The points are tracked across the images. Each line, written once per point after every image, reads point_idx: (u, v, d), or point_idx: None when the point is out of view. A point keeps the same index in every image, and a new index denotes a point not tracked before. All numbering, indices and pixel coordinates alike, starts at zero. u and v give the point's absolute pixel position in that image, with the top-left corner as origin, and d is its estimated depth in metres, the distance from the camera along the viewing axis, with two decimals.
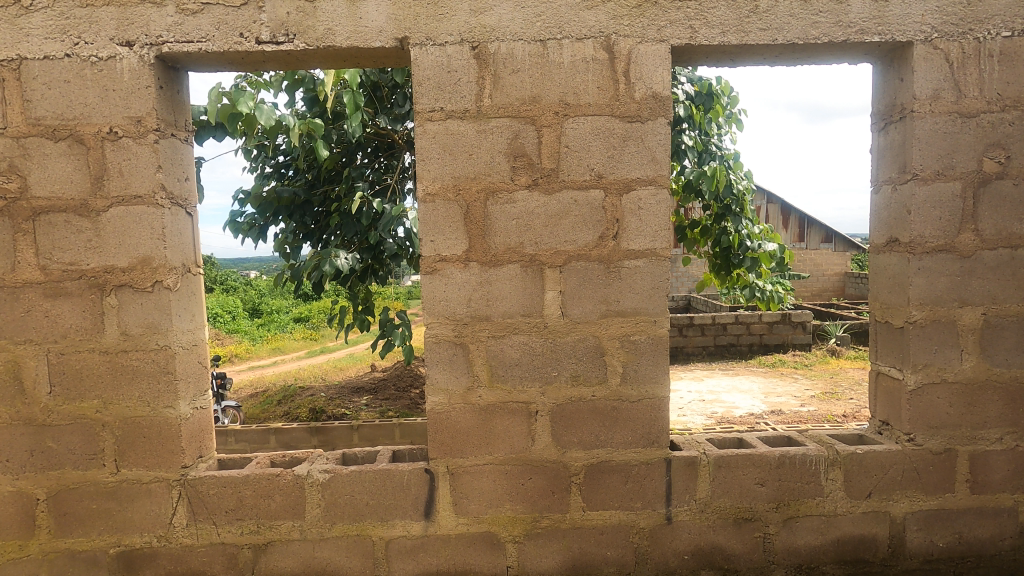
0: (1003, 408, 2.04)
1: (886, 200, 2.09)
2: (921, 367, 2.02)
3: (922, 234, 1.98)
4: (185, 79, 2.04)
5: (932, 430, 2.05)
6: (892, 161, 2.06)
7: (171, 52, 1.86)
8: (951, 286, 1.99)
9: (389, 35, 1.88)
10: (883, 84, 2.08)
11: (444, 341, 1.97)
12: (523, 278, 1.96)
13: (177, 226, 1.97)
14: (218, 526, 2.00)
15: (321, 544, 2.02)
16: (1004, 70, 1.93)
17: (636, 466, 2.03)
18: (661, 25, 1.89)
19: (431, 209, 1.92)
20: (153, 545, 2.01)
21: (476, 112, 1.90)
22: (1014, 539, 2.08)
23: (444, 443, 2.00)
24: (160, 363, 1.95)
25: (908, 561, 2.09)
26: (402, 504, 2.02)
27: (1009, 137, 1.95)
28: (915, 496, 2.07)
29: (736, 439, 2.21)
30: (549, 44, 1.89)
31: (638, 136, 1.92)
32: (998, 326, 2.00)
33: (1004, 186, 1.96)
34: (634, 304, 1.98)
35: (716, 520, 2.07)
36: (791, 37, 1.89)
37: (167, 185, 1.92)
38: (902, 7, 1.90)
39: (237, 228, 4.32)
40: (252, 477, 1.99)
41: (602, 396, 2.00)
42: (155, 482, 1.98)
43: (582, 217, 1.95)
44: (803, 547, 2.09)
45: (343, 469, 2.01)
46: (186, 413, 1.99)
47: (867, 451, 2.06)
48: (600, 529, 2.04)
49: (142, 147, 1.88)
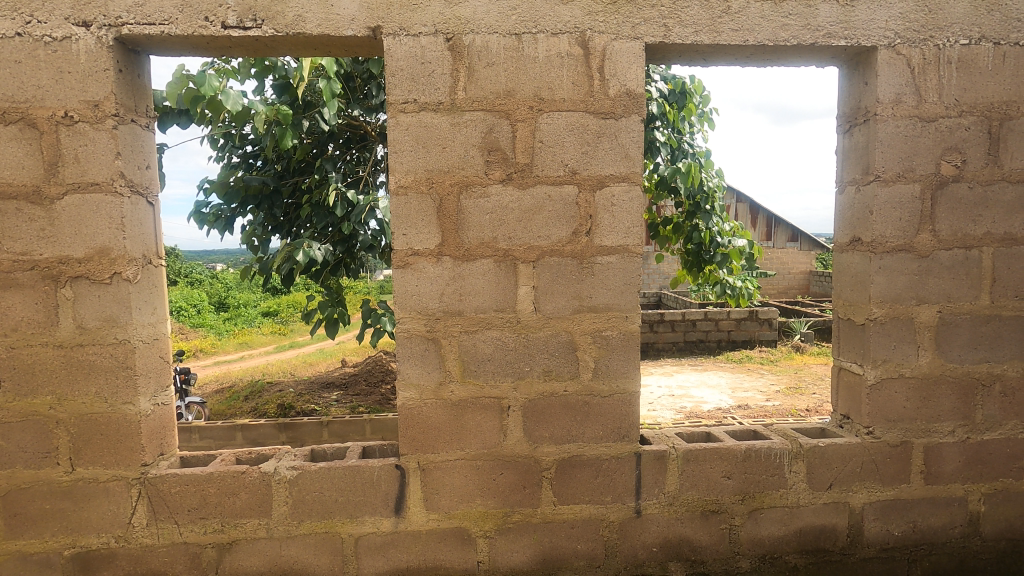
0: (955, 402, 2.12)
1: (849, 201, 2.15)
2: (880, 362, 2.09)
3: (883, 234, 2.04)
4: (145, 63, 1.96)
5: (889, 423, 2.12)
6: (855, 162, 2.12)
7: (131, 34, 1.79)
8: (910, 285, 2.06)
9: (361, 24, 1.84)
10: (848, 86, 2.14)
11: (416, 336, 1.96)
12: (496, 273, 1.95)
13: (137, 216, 1.90)
14: (180, 525, 1.95)
15: (288, 543, 1.99)
16: (961, 77, 2.00)
17: (606, 460, 2.05)
18: (636, 23, 1.89)
19: (402, 203, 1.90)
20: (111, 545, 1.94)
21: (450, 104, 1.88)
22: (964, 527, 2.18)
23: (415, 439, 1.99)
24: (119, 358, 1.88)
25: (866, 549, 2.17)
26: (372, 501, 1.99)
27: (965, 142, 2.02)
28: (873, 487, 2.14)
29: (705, 433, 2.25)
30: (524, 37, 1.87)
31: (612, 133, 1.93)
32: (953, 323, 2.08)
33: (960, 188, 2.04)
34: (607, 300, 1.99)
35: (685, 512, 2.10)
36: (761, 38, 1.92)
37: (127, 172, 1.85)
38: (868, 12, 1.95)
39: (202, 219, 4.19)
40: (216, 474, 1.94)
41: (574, 390, 2.01)
42: (113, 481, 1.91)
43: (555, 213, 1.95)
44: (767, 538, 2.14)
45: (312, 466, 1.97)
46: (146, 409, 1.92)
47: (829, 445, 2.12)
48: (570, 524, 2.06)
49: (100, 133, 1.80)
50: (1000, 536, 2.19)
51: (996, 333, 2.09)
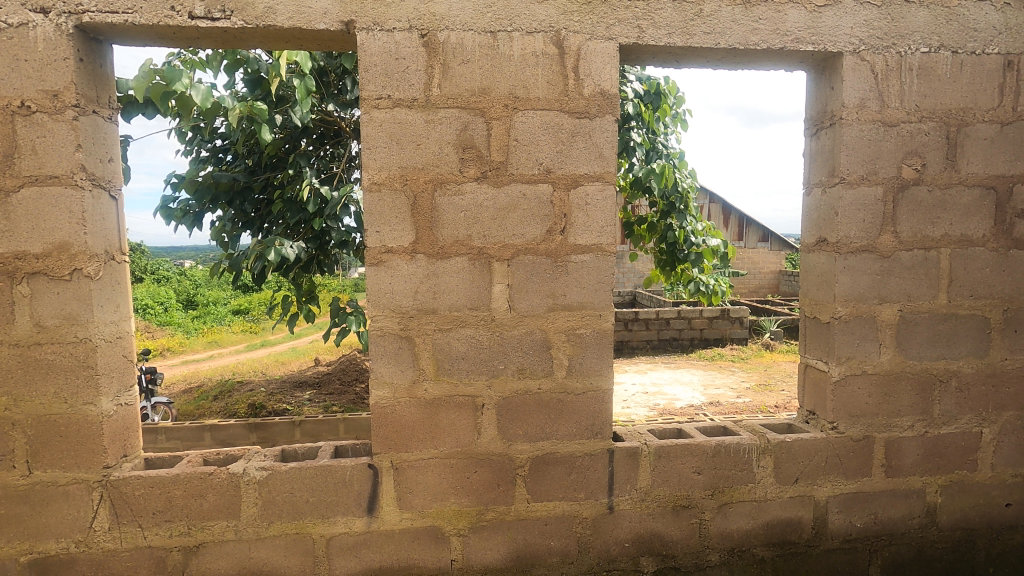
0: (915, 398, 2.20)
1: (816, 202, 2.21)
2: (844, 359, 2.15)
3: (848, 235, 2.10)
4: (108, 52, 1.89)
5: (852, 418, 2.19)
6: (822, 165, 2.17)
7: (92, 22, 1.73)
8: (872, 284, 2.13)
9: (334, 18, 1.81)
10: (815, 90, 2.20)
11: (389, 335, 1.94)
12: (470, 271, 1.95)
13: (99, 210, 1.83)
14: (145, 528, 1.90)
15: (258, 544, 1.95)
16: (921, 84, 2.07)
17: (580, 457, 2.06)
18: (610, 23, 1.91)
19: (376, 199, 1.88)
20: (71, 551, 1.88)
21: (425, 100, 1.87)
22: (922, 518, 2.26)
23: (388, 438, 1.98)
24: (79, 357, 1.81)
25: (830, 541, 2.23)
26: (344, 501, 1.97)
27: (925, 146, 2.09)
28: (837, 481, 2.21)
29: (676, 430, 2.28)
30: (500, 35, 1.87)
31: (586, 132, 1.94)
32: (912, 322, 2.16)
33: (920, 192, 2.11)
34: (581, 298, 2.00)
35: (656, 508, 2.13)
36: (732, 41, 1.95)
37: (88, 165, 1.78)
38: (834, 19, 2.00)
39: (170, 214, 4.08)
40: (182, 476, 1.89)
41: (548, 388, 2.02)
42: (73, 484, 1.85)
43: (530, 211, 1.95)
44: (736, 532, 2.19)
45: (282, 466, 1.94)
46: (108, 410, 1.86)
47: (795, 440, 2.17)
48: (544, 520, 2.07)
49: (59, 124, 1.74)
50: (955, 525, 2.28)
51: (953, 331, 2.17)
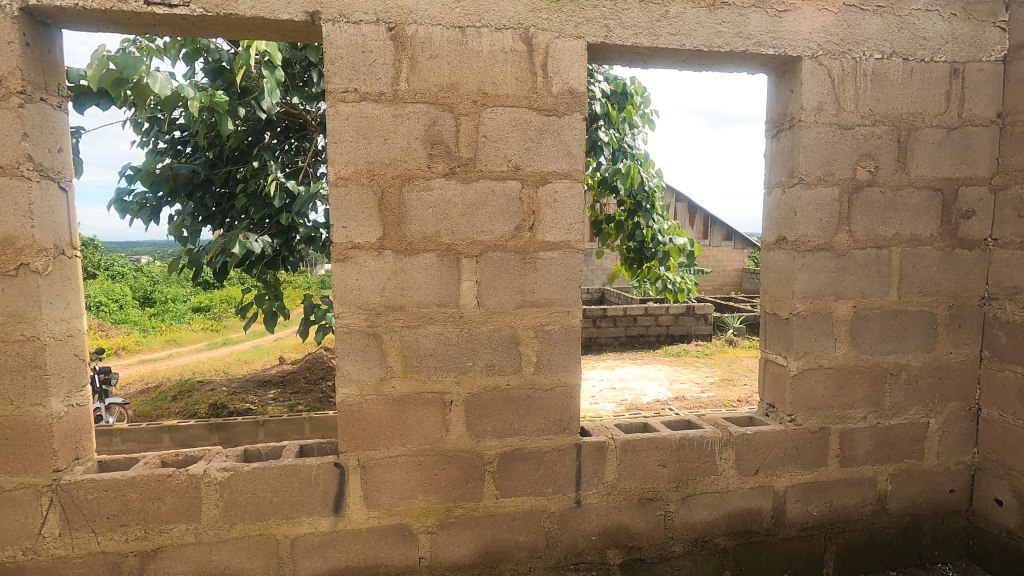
0: (868, 390, 2.29)
1: (776, 202, 2.27)
2: (802, 354, 2.23)
3: (806, 234, 2.17)
4: (57, 37, 1.80)
5: (809, 411, 2.27)
6: (782, 165, 2.24)
7: (39, 5, 1.65)
8: (828, 281, 2.21)
9: (298, 8, 1.78)
10: (776, 93, 2.26)
11: (356, 332, 1.91)
12: (438, 268, 1.94)
13: (48, 202, 1.75)
14: (98, 533, 1.83)
15: (219, 547, 1.90)
16: (875, 89, 2.15)
17: (548, 452, 2.08)
18: (578, 22, 1.93)
19: (342, 194, 1.85)
20: (18, 558, 1.80)
21: (392, 95, 1.85)
22: (873, 505, 2.37)
23: (355, 437, 1.95)
24: (27, 356, 1.73)
25: (788, 529, 2.31)
26: (310, 500, 1.94)
27: (878, 149, 2.18)
28: (795, 471, 2.29)
29: (642, 424, 2.32)
30: (468, 31, 1.87)
31: (554, 130, 1.96)
32: (865, 317, 2.25)
33: (873, 193, 2.20)
34: (549, 295, 2.02)
35: (622, 501, 2.17)
36: (696, 43, 1.99)
37: (36, 155, 1.70)
38: (794, 24, 2.07)
39: (125, 208, 3.92)
40: (139, 478, 1.83)
41: (516, 384, 2.03)
42: (20, 489, 1.78)
43: (498, 208, 1.95)
44: (699, 523, 2.25)
45: (245, 467, 1.90)
46: (58, 411, 1.78)
47: (755, 433, 2.24)
48: (512, 515, 2.08)
49: (3, 111, 1.66)
50: (903, 512, 2.39)
51: (903, 326, 2.27)
